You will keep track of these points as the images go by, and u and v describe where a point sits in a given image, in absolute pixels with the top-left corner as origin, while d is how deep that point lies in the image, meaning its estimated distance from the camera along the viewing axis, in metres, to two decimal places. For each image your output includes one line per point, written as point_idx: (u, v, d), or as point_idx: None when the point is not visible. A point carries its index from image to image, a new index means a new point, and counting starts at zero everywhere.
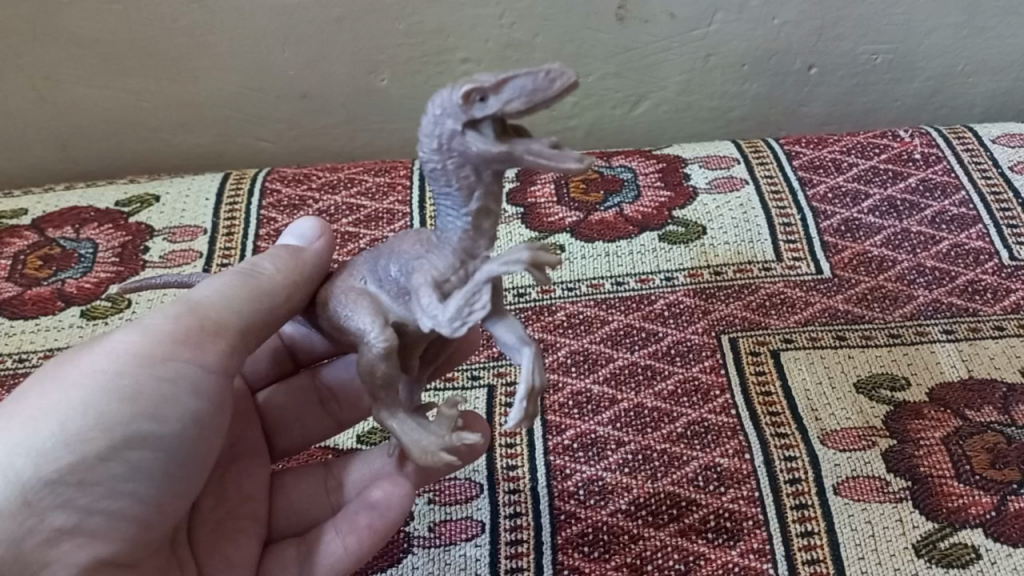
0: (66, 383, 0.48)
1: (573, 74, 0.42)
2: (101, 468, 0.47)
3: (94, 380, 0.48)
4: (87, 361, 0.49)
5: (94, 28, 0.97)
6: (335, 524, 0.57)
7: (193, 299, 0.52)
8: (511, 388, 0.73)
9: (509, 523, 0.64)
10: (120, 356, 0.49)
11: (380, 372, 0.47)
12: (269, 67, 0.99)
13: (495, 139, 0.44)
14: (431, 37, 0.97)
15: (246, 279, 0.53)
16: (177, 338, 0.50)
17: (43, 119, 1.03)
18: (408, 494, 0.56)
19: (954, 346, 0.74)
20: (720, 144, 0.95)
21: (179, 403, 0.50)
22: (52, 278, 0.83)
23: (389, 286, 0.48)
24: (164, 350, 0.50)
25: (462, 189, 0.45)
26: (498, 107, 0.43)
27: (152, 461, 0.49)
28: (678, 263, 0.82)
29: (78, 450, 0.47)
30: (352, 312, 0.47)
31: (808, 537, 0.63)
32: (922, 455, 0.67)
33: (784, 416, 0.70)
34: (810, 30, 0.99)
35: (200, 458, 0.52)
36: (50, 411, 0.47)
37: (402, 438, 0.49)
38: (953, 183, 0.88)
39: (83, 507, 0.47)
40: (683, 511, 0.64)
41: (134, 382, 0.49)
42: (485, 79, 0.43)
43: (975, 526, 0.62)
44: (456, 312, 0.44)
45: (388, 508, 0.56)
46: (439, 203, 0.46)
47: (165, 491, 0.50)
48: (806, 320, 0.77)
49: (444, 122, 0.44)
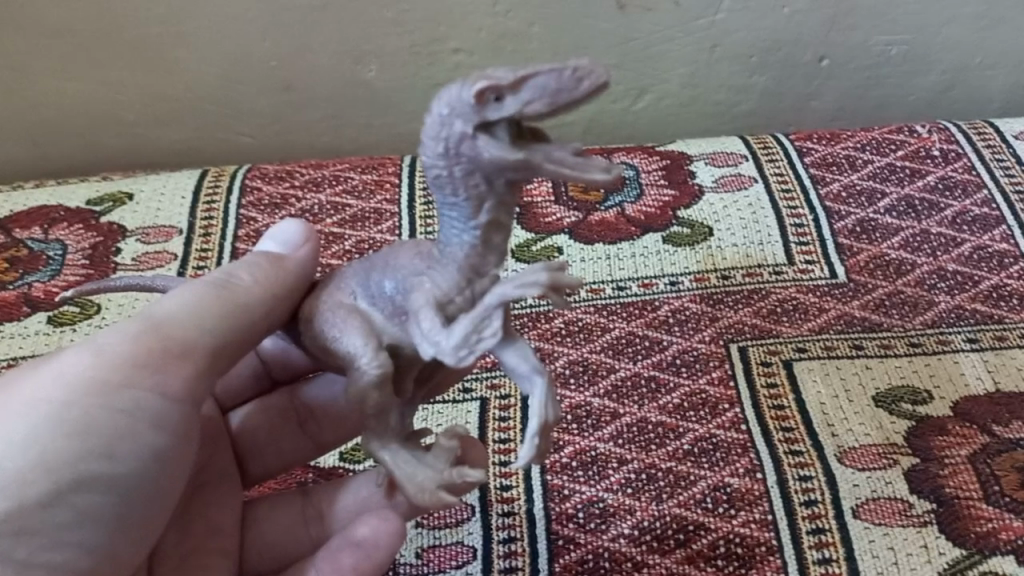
0: (6, 413, 0.43)
1: (603, 72, 0.37)
2: (42, 514, 0.42)
3: (39, 412, 0.43)
4: (32, 387, 0.44)
5: (65, 16, 0.92)
6: (316, 562, 0.52)
7: (158, 313, 0.46)
8: (506, 402, 0.68)
9: (503, 549, 0.60)
10: (68, 383, 0.44)
11: (372, 400, 0.42)
12: (251, 58, 0.94)
13: (510, 144, 0.39)
14: (421, 26, 0.92)
15: (221, 292, 0.47)
16: (137, 362, 0.45)
17: (12, 112, 0.98)
18: (397, 529, 0.50)
19: (978, 357, 0.69)
20: (727, 139, 0.90)
21: (137, 439, 0.45)
22: (17, 282, 0.78)
23: (383, 303, 0.43)
24: (121, 375, 0.44)
25: (473, 200, 0.40)
26: (516, 108, 0.38)
27: (102, 505, 0.44)
28: (684, 266, 0.77)
29: (17, 494, 0.42)
30: (341, 331, 0.43)
31: (826, 565, 0.58)
32: (947, 474, 0.62)
33: (798, 432, 0.66)
34: (820, 20, 0.94)
35: (159, 498, 0.47)
36: None
37: (393, 471, 0.44)
38: (974, 181, 0.83)
39: (21, 561, 0.42)
40: (691, 535, 0.60)
41: (84, 414, 0.43)
42: (501, 75, 0.38)
43: (1006, 552, 0.58)
44: (462, 338, 0.40)
45: (375, 546, 0.50)
46: (444, 213, 0.41)
47: (120, 539, 0.45)
48: (820, 328, 0.72)
49: (450, 124, 0.39)
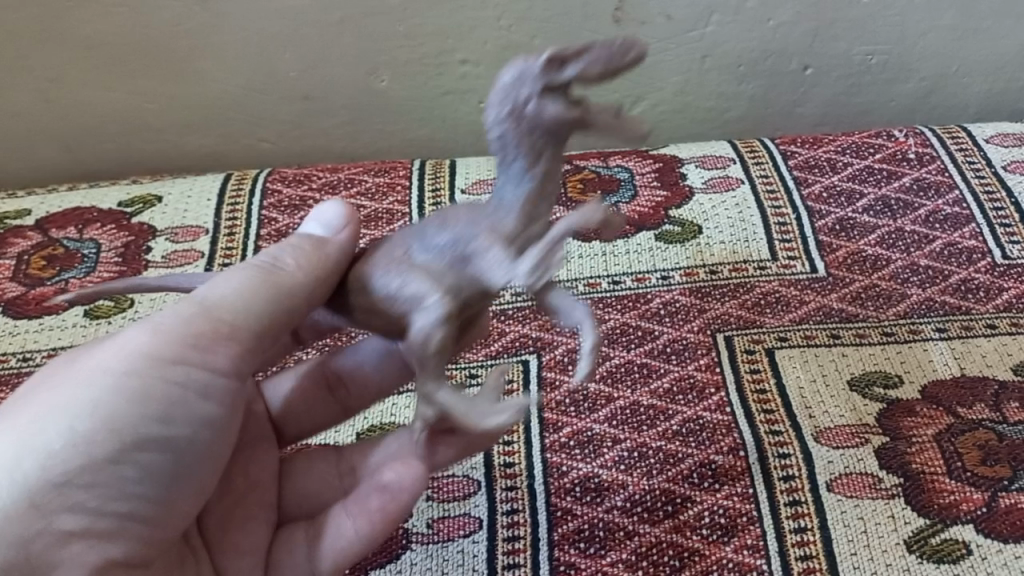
0: (78, 381, 0.49)
1: (643, 46, 0.48)
2: (110, 470, 0.48)
3: (105, 381, 0.49)
4: (98, 359, 0.50)
5: (98, 31, 0.98)
6: (346, 507, 0.58)
7: (210, 291, 0.52)
8: (508, 386, 0.74)
9: (506, 520, 0.65)
10: (130, 356, 0.50)
11: (435, 341, 0.46)
12: (271, 68, 1.00)
13: (567, 104, 0.48)
14: (429, 39, 0.98)
15: (265, 274, 0.53)
16: (191, 339, 0.51)
17: (46, 119, 1.04)
18: (420, 477, 0.56)
19: (945, 344, 0.75)
20: (716, 145, 0.97)
21: (190, 406, 0.51)
22: (56, 279, 0.84)
23: (443, 253, 0.48)
24: (174, 351, 0.50)
25: (530, 150, 0.48)
26: (577, 72, 0.47)
27: (160, 462, 0.50)
28: (674, 262, 0.83)
29: (88, 451, 0.47)
30: (406, 280, 0.48)
31: (801, 533, 0.63)
32: (913, 452, 0.67)
33: (778, 413, 0.71)
34: (806, 31, 1.00)
35: (207, 458, 0.53)
36: (61, 412, 0.48)
37: (450, 407, 0.49)
38: (947, 182, 0.89)
39: (92, 510, 0.47)
40: (678, 507, 0.65)
41: (143, 384, 0.49)
42: (563, 49, 0.48)
43: (966, 522, 0.63)
44: (535, 264, 0.46)
45: (401, 491, 0.56)
46: (505, 172, 0.49)
47: (175, 492, 0.51)
48: (800, 319, 0.78)
49: (508, 92, 0.48)
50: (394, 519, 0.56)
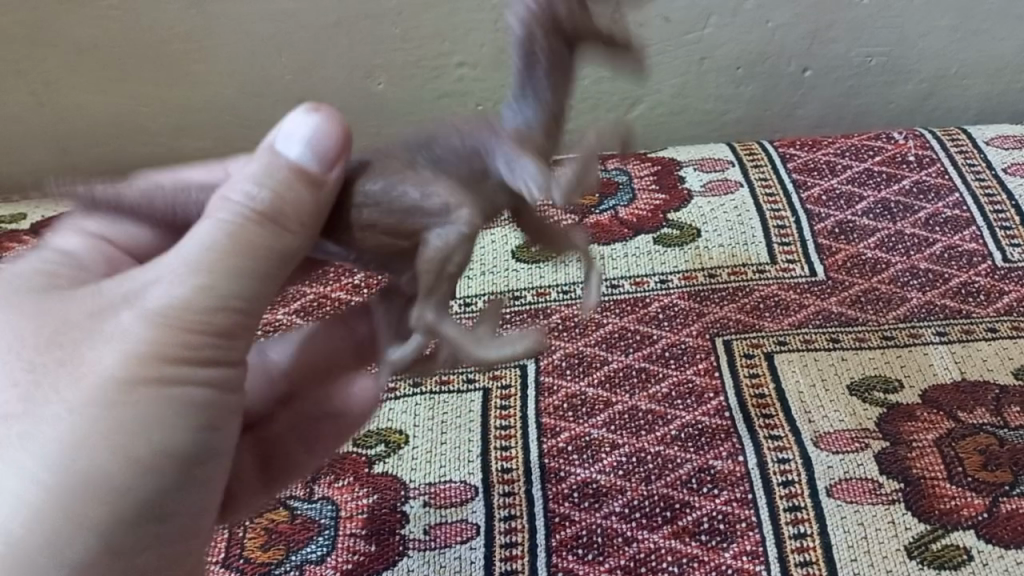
0: (95, 406, 0.43)
1: None
2: (174, 494, 0.46)
3: (143, 402, 0.43)
4: (118, 373, 0.43)
5: (93, 34, 0.98)
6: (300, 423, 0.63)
7: (205, 255, 0.43)
8: (506, 391, 0.74)
9: (504, 526, 0.65)
10: (158, 365, 0.43)
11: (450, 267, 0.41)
12: (267, 71, 1.00)
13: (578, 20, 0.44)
14: (426, 42, 0.98)
15: (266, 230, 0.44)
16: (216, 332, 0.44)
17: (41, 123, 1.04)
18: (373, 399, 0.63)
19: (946, 348, 0.74)
20: (715, 147, 0.96)
21: (229, 407, 0.47)
22: None
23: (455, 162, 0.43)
24: (205, 353, 0.44)
25: (553, 84, 0.45)
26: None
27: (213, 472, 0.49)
28: (673, 265, 0.82)
29: (152, 483, 0.45)
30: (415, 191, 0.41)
31: (801, 539, 0.63)
32: (913, 456, 0.67)
33: (778, 418, 0.71)
34: (805, 33, 0.99)
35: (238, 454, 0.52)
36: (110, 448, 0.43)
37: (457, 340, 0.43)
38: (947, 184, 0.88)
39: (167, 540, 0.47)
40: (677, 513, 0.64)
41: (182, 398, 0.44)
42: None
43: (967, 527, 0.62)
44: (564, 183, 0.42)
45: (358, 410, 0.63)
46: (514, 97, 0.45)
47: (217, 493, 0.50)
48: (799, 323, 0.77)
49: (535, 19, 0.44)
50: (343, 438, 0.64)
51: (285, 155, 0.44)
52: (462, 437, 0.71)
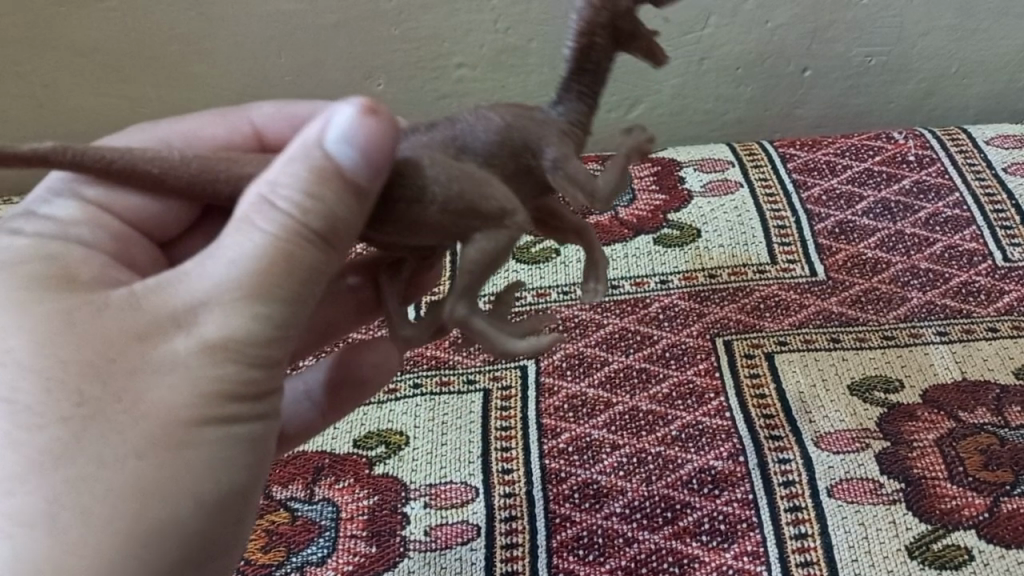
0: (160, 447, 0.41)
1: None
2: (224, 532, 0.46)
3: (207, 442, 0.42)
4: (183, 412, 0.41)
5: (92, 36, 0.98)
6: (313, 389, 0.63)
7: (257, 277, 0.41)
8: (506, 392, 0.74)
9: (505, 527, 0.65)
10: (221, 402, 0.42)
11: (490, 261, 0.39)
12: (266, 74, 1.00)
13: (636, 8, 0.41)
14: (426, 43, 0.98)
15: (300, 240, 0.41)
16: (267, 363, 0.43)
17: (41, 125, 1.04)
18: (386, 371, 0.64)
19: (946, 348, 0.74)
20: (716, 148, 0.96)
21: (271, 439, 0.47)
22: None
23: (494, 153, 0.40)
24: (259, 386, 0.44)
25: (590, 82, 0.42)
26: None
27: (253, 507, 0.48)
28: (673, 266, 0.83)
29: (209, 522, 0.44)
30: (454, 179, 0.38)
31: (801, 539, 0.62)
32: (914, 456, 0.67)
33: (778, 418, 0.71)
34: (804, 33, 0.99)
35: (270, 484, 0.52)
36: (175, 491, 0.42)
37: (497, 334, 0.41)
38: (947, 184, 0.89)
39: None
40: (678, 513, 0.64)
41: (240, 433, 0.44)
42: None
43: (968, 527, 0.62)
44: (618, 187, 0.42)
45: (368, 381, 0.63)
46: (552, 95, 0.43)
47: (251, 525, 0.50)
48: (799, 323, 0.77)
49: (599, 10, 0.41)
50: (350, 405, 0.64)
51: (330, 153, 0.40)
52: (463, 438, 0.71)
